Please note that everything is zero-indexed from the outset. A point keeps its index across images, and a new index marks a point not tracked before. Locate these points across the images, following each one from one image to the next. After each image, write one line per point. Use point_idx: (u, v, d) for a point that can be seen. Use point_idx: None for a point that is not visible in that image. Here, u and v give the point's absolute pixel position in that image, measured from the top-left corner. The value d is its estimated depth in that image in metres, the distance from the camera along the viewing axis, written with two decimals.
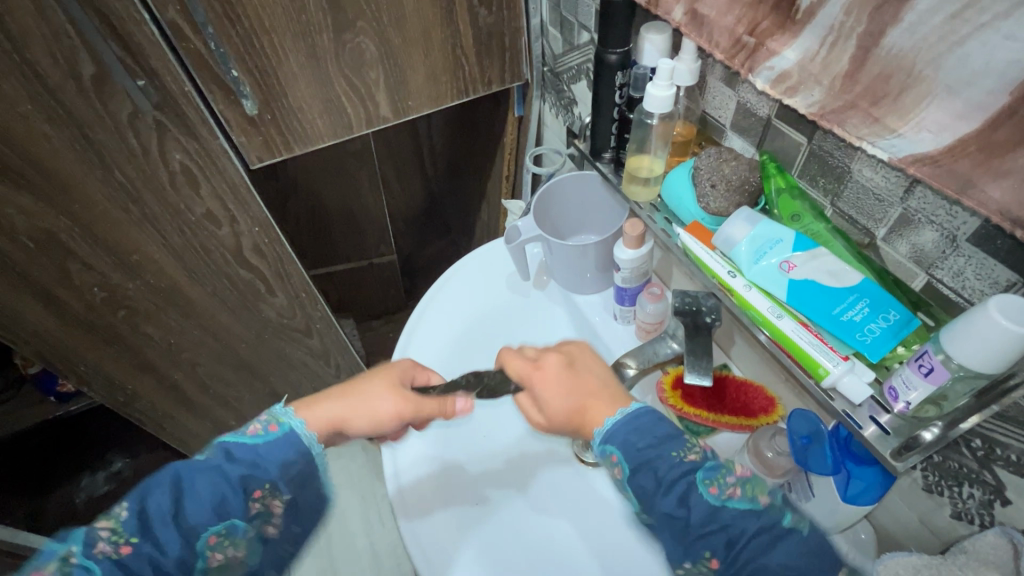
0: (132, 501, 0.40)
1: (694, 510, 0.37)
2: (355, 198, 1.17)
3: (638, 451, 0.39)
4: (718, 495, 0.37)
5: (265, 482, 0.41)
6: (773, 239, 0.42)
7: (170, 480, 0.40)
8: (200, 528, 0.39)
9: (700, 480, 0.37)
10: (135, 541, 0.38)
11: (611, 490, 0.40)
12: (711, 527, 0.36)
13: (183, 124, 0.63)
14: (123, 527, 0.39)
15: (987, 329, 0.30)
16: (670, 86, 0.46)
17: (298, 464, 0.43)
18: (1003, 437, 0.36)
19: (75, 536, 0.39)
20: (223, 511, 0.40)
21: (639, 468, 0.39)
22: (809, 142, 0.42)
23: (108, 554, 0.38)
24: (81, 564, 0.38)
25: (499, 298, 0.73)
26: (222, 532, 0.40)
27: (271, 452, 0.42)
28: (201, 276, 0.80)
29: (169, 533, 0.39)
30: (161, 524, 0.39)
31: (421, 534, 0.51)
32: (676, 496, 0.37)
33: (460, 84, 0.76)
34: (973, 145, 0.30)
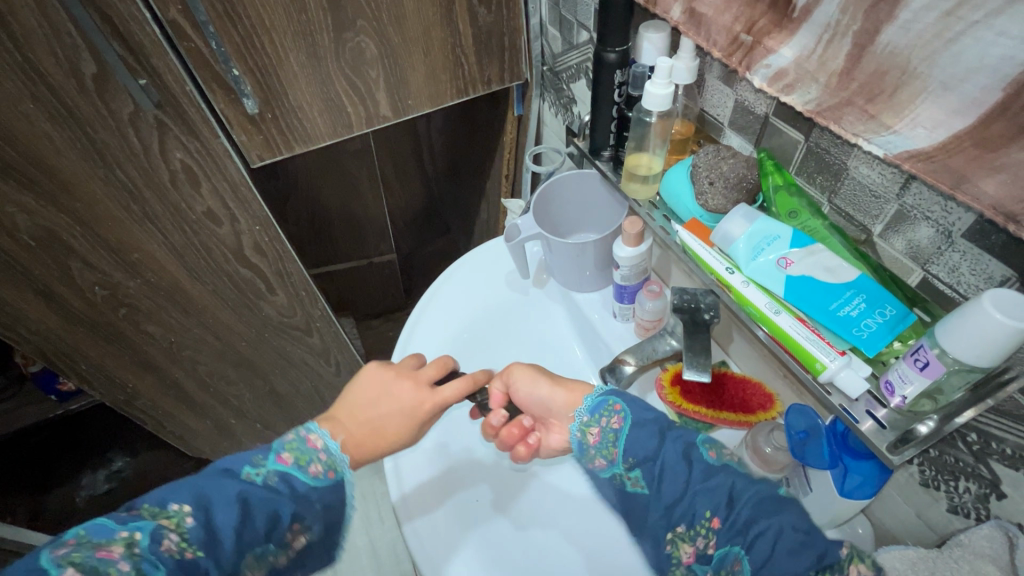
0: (197, 507, 0.40)
1: (696, 467, 0.41)
2: (355, 197, 1.17)
3: (641, 411, 0.44)
4: (715, 456, 0.41)
5: (307, 522, 0.43)
6: (770, 235, 0.42)
7: (236, 498, 0.41)
8: (253, 549, 0.41)
9: (700, 443, 0.42)
10: (197, 555, 0.39)
11: (603, 452, 0.44)
12: (711, 481, 0.40)
13: (184, 123, 0.63)
14: (190, 535, 0.39)
15: (983, 323, 0.30)
16: (669, 85, 0.46)
17: (340, 508, 0.46)
18: (999, 431, 0.36)
19: (140, 523, 0.38)
20: (270, 539, 0.41)
21: (641, 423, 0.44)
22: (806, 140, 0.42)
23: (173, 553, 0.38)
24: (147, 557, 0.37)
25: (498, 296, 0.74)
26: (257, 557, 0.41)
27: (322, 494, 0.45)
28: (201, 275, 0.80)
29: (225, 553, 0.39)
30: (223, 541, 0.39)
31: (422, 532, 0.51)
32: (675, 447, 0.41)
33: (460, 83, 0.77)
34: (967, 141, 0.30)
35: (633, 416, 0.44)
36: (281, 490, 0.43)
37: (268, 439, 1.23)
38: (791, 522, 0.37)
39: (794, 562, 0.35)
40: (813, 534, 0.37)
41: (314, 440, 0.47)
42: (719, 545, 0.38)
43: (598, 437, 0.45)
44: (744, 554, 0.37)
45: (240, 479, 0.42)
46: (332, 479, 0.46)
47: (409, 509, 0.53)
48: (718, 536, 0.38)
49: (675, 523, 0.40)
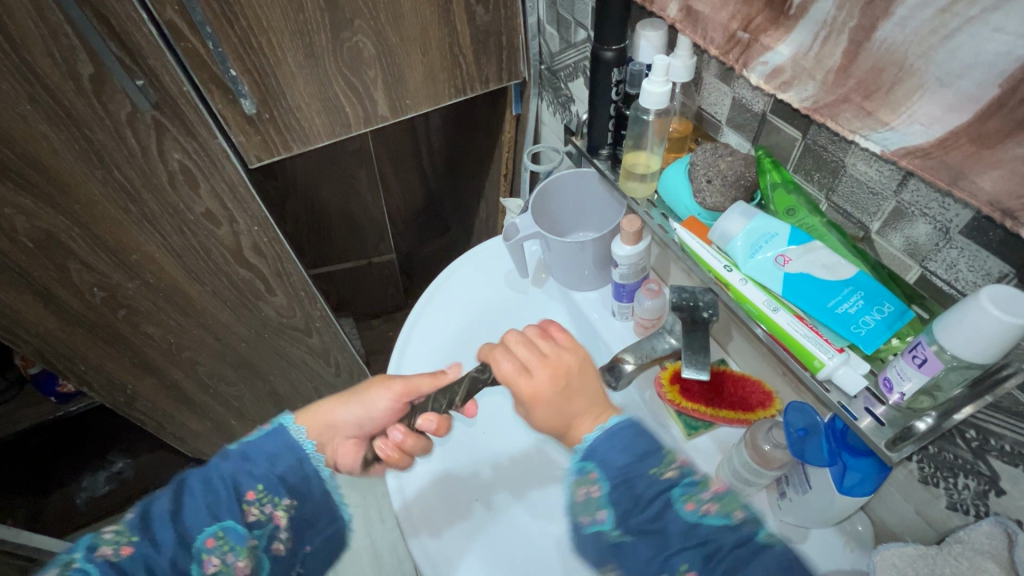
0: (138, 507, 0.48)
1: (672, 524, 0.40)
2: (354, 197, 1.17)
3: (614, 466, 0.42)
4: (694, 511, 0.40)
5: (258, 486, 0.49)
6: (768, 233, 0.42)
7: (173, 487, 0.49)
8: (195, 532, 0.46)
9: (677, 496, 0.40)
10: (135, 541, 0.45)
11: (589, 512, 0.42)
12: (689, 541, 0.39)
13: (182, 124, 0.63)
14: (128, 528, 0.46)
15: (980, 319, 0.30)
16: (666, 82, 0.46)
17: (285, 456, 0.51)
18: (998, 428, 0.36)
19: (79, 544, 0.45)
20: (218, 513, 0.47)
21: (618, 481, 0.41)
22: (804, 137, 0.42)
23: (107, 557, 0.44)
24: (86, 566, 0.43)
25: (498, 296, 0.74)
26: (218, 534, 0.47)
27: (262, 447, 0.51)
28: (200, 276, 0.80)
29: (168, 536, 0.46)
30: (160, 526, 0.46)
31: (431, 547, 0.51)
32: (652, 513, 0.40)
33: (457, 83, 0.77)
34: (963, 137, 0.30)
35: (609, 474, 0.42)
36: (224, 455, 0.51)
37: None
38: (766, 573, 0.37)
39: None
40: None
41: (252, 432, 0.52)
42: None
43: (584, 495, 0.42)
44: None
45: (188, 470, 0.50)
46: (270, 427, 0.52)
47: (414, 524, 0.52)
48: None
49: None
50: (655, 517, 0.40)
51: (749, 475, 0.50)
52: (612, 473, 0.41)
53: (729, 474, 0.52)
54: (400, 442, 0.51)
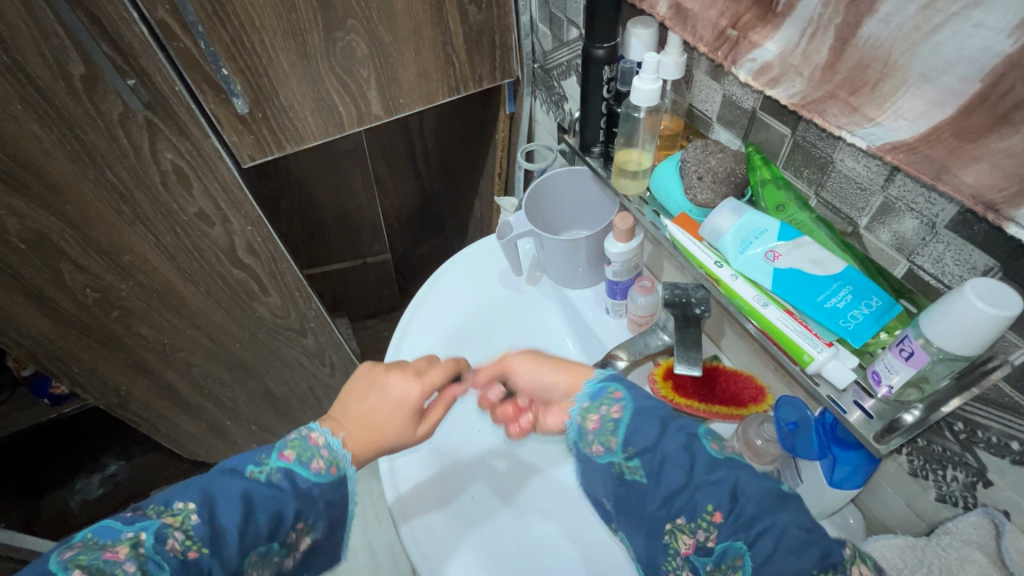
0: (202, 503, 0.40)
1: (699, 457, 0.39)
2: (348, 197, 1.17)
3: (643, 400, 0.43)
4: (719, 449, 0.40)
5: (309, 517, 0.44)
6: (758, 229, 0.42)
7: (240, 493, 0.41)
8: (256, 545, 0.41)
9: (705, 434, 0.41)
10: (202, 550, 0.38)
11: (603, 439, 0.43)
12: (717, 475, 0.38)
13: (174, 124, 0.63)
14: (195, 533, 0.39)
15: (965, 312, 0.30)
16: (656, 80, 0.46)
17: (342, 503, 0.46)
18: (984, 420, 0.36)
19: (145, 523, 0.38)
20: (276, 535, 0.42)
21: (641, 411, 0.42)
22: (792, 134, 0.42)
23: (176, 556, 0.38)
24: (153, 557, 0.37)
25: (491, 294, 0.74)
26: (263, 553, 0.41)
27: (324, 489, 0.45)
28: (194, 276, 0.80)
29: (230, 551, 0.39)
30: (228, 540, 0.39)
31: (419, 532, 0.51)
32: (681, 441, 0.40)
33: (451, 82, 0.77)
34: (946, 131, 0.31)
35: (635, 404, 0.43)
36: (283, 487, 0.43)
37: (264, 440, 1.23)
38: (796, 522, 0.35)
39: (795, 561, 0.34)
40: (816, 531, 0.35)
41: (316, 437, 0.47)
42: (719, 540, 0.36)
43: (597, 423, 0.43)
44: (746, 548, 0.35)
45: (243, 476, 0.43)
46: (334, 475, 0.46)
47: (404, 509, 0.53)
48: (720, 530, 0.36)
49: (674, 514, 0.38)
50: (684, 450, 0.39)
51: None
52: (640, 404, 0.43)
53: None
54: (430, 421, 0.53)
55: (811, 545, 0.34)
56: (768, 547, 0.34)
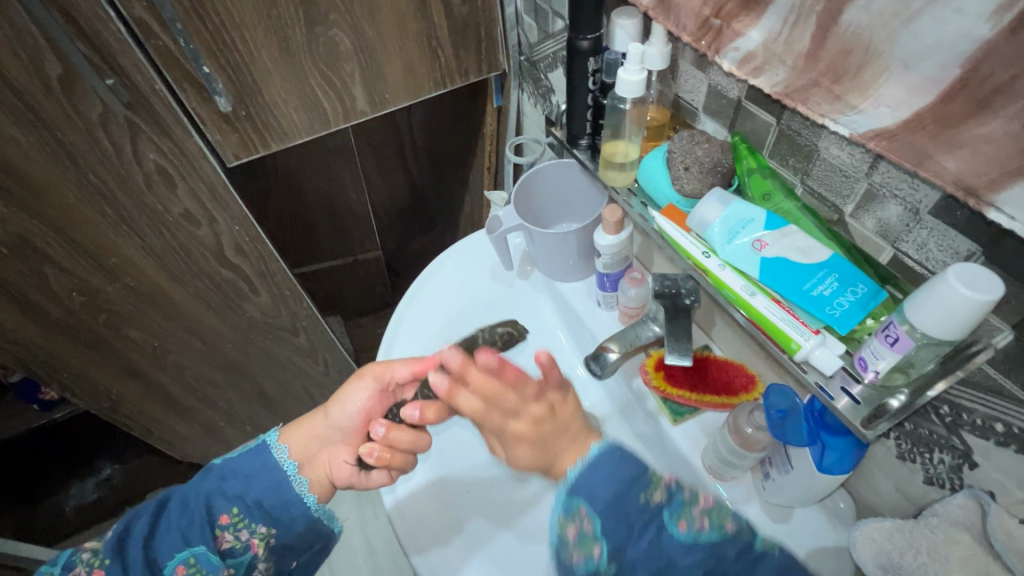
0: (119, 526, 0.50)
1: (671, 551, 0.39)
2: (338, 194, 1.17)
3: (600, 496, 0.41)
4: (687, 531, 0.40)
5: (233, 510, 0.50)
6: (744, 219, 0.42)
7: (153, 507, 0.52)
8: (167, 558, 0.49)
9: (669, 518, 0.40)
10: (106, 564, 0.48)
11: (584, 548, 0.40)
12: (692, 563, 0.39)
13: (156, 124, 0.62)
14: (102, 551, 0.48)
15: (948, 297, 0.31)
16: (642, 70, 0.46)
17: (275, 488, 0.52)
18: (969, 403, 0.37)
19: (59, 560, 0.49)
20: (191, 538, 0.49)
21: (610, 510, 0.40)
22: (777, 123, 0.42)
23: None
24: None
25: (483, 289, 0.74)
26: (191, 560, 0.49)
27: (243, 466, 0.52)
28: (183, 277, 0.80)
29: (137, 559, 0.48)
30: (135, 548, 0.49)
31: (433, 559, 0.50)
32: (647, 541, 0.39)
33: (437, 76, 0.76)
34: (927, 118, 0.31)
35: (597, 510, 0.40)
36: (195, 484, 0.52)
37: None
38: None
39: None
40: None
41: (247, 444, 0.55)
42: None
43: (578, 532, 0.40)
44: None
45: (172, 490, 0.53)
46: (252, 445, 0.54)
47: (417, 541, 0.51)
48: None
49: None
50: (649, 547, 0.39)
51: (732, 459, 0.51)
52: (601, 505, 0.40)
53: (715, 458, 0.53)
54: (384, 438, 0.49)
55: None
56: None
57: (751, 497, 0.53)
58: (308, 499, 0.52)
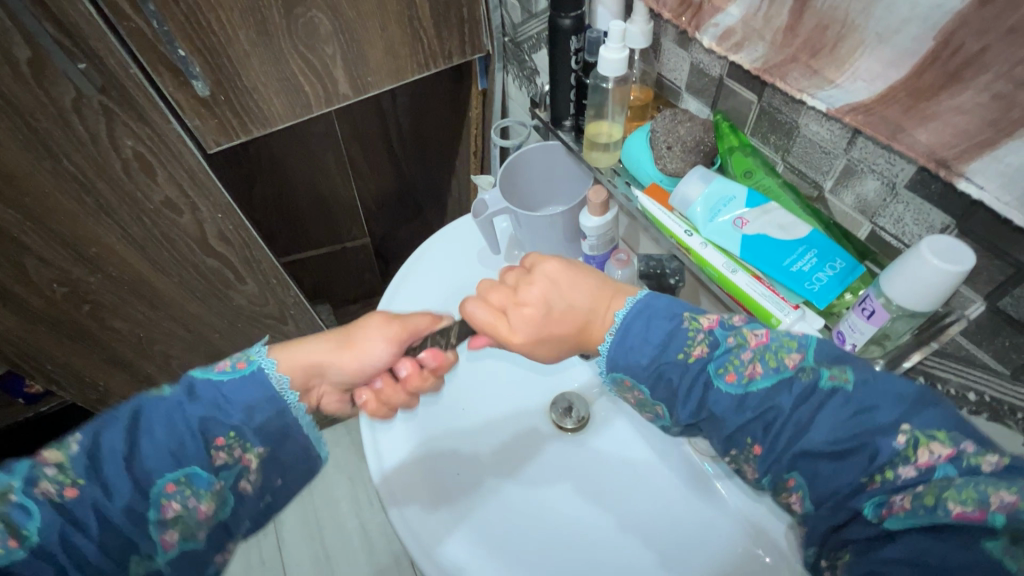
0: (87, 436, 0.40)
1: (719, 407, 0.38)
2: (323, 180, 1.15)
3: (643, 368, 0.41)
4: (737, 382, 0.37)
5: (228, 430, 0.41)
6: (726, 197, 0.43)
7: (128, 414, 0.41)
8: (156, 474, 0.39)
9: (715, 372, 0.38)
10: (80, 484, 0.38)
11: (648, 410, 0.43)
12: (742, 419, 0.36)
13: (132, 109, 0.61)
14: (72, 467, 0.38)
15: (921, 270, 0.31)
16: (624, 48, 0.46)
17: (274, 417, 0.43)
18: (943, 373, 0.38)
19: (17, 469, 0.38)
20: (182, 457, 0.40)
21: (652, 381, 0.41)
22: (758, 100, 0.42)
23: (51, 496, 0.37)
24: (21, 502, 0.37)
25: (471, 273, 0.74)
26: (181, 479, 0.40)
27: (238, 391, 0.43)
28: (166, 266, 0.79)
29: (120, 477, 0.38)
30: (112, 465, 0.38)
31: (414, 518, 0.50)
32: (694, 401, 0.39)
33: (421, 58, 0.75)
34: (902, 91, 0.31)
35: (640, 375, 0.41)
36: (184, 399, 0.41)
37: None
38: (824, 435, 0.33)
39: (844, 474, 0.32)
40: (856, 436, 0.32)
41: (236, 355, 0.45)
42: (763, 471, 0.37)
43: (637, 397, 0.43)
44: (795, 473, 0.34)
45: (148, 396, 0.42)
46: (243, 369, 0.44)
47: (396, 499, 0.51)
48: (761, 461, 0.36)
49: (727, 451, 0.39)
50: (698, 406, 0.39)
51: None
52: (644, 376, 0.41)
53: None
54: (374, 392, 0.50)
55: (850, 452, 0.32)
56: (813, 469, 0.33)
57: None
58: (308, 419, 0.45)
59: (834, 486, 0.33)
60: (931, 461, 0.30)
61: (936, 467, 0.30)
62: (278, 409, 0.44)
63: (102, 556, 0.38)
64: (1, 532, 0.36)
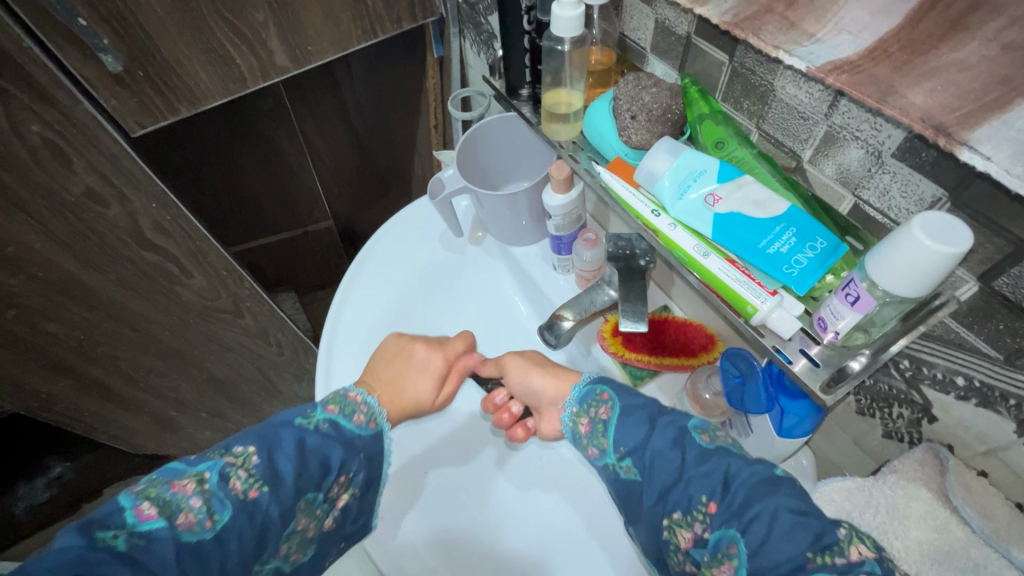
0: (262, 446, 0.42)
1: (688, 450, 0.38)
2: (276, 161, 1.08)
3: (630, 397, 0.44)
4: (710, 440, 0.38)
5: (352, 473, 0.46)
6: (696, 170, 0.38)
7: (294, 442, 0.43)
8: (308, 489, 0.43)
9: (691, 428, 0.39)
10: (262, 491, 0.40)
11: (595, 441, 0.44)
12: (704, 469, 0.36)
13: (31, 89, 0.54)
14: (257, 471, 0.40)
15: (912, 250, 0.28)
16: (579, 5, 0.41)
17: (379, 458, 0.49)
18: (930, 356, 0.35)
19: (208, 463, 0.40)
20: (320, 486, 0.44)
21: (628, 410, 0.42)
22: (730, 61, 0.38)
23: (238, 493, 0.39)
24: (216, 494, 0.38)
25: (433, 257, 0.69)
26: (305, 505, 0.43)
27: (366, 443, 0.48)
28: (99, 264, 0.72)
29: (286, 496, 0.41)
30: (285, 483, 0.41)
31: (387, 539, 0.49)
32: (669, 437, 0.39)
33: (366, 23, 0.68)
34: (893, 44, 0.28)
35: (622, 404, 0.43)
36: (330, 435, 0.45)
37: (217, 426, 1.17)
38: (786, 503, 0.33)
39: (788, 545, 0.31)
40: (810, 514, 0.32)
41: (353, 394, 0.50)
42: (714, 530, 0.34)
43: (589, 426, 0.45)
44: (740, 535, 0.33)
45: (293, 425, 0.44)
46: (374, 429, 0.49)
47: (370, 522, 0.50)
48: (714, 520, 0.34)
49: (670, 509, 0.37)
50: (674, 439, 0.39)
51: None
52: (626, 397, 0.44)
53: None
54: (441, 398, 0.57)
55: (802, 526, 0.31)
56: (761, 533, 0.32)
57: None
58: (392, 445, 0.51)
59: (777, 559, 0.31)
60: (859, 558, 0.30)
61: (863, 563, 0.30)
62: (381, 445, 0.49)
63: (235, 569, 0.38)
64: (199, 513, 0.37)
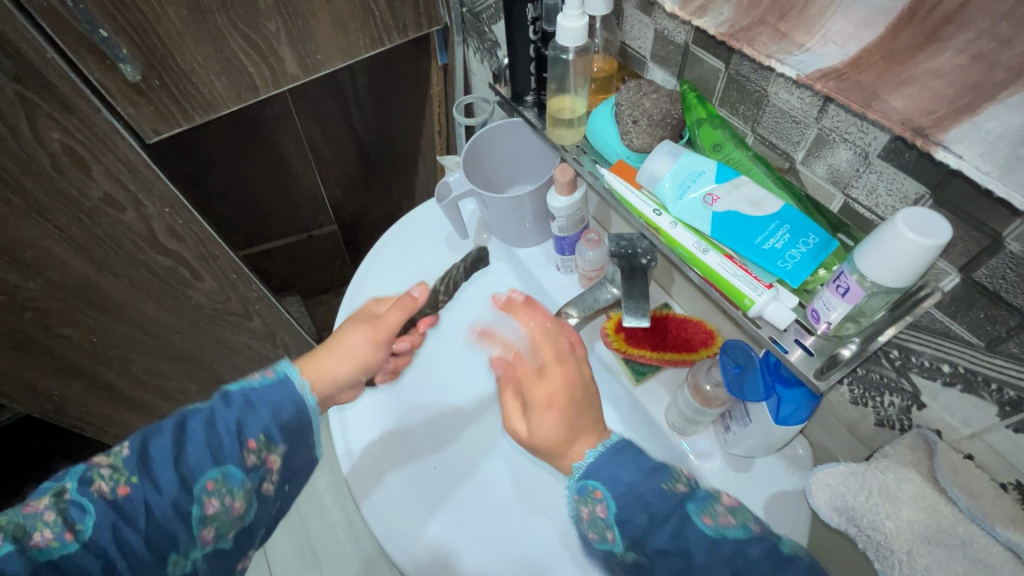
0: (135, 441, 0.41)
1: (694, 545, 0.35)
2: (282, 167, 1.10)
3: (621, 487, 0.38)
4: (714, 524, 0.36)
5: (261, 434, 0.42)
6: (695, 171, 0.41)
7: (173, 424, 0.42)
8: (199, 474, 0.40)
9: (696, 512, 0.36)
10: (133, 483, 0.39)
11: (597, 531, 0.38)
12: (716, 560, 0.35)
13: (53, 99, 0.56)
14: (123, 465, 0.40)
15: (898, 244, 0.30)
16: (583, 16, 0.43)
17: (291, 407, 0.44)
18: (917, 346, 0.37)
19: (71, 474, 0.40)
20: (220, 456, 0.41)
21: (627, 502, 0.37)
22: (726, 68, 0.40)
23: (104, 493, 0.39)
24: (75, 502, 0.39)
25: (440, 260, 0.71)
26: (218, 478, 0.41)
27: (266, 397, 0.44)
28: (114, 267, 0.74)
29: (168, 476, 0.40)
30: (161, 466, 0.40)
31: (379, 503, 0.49)
32: (669, 530, 0.36)
33: (373, 32, 0.70)
34: (876, 54, 0.30)
35: (617, 496, 0.38)
36: (214, 404, 0.43)
37: None
38: None
39: None
40: None
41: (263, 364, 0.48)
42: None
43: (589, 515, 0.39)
44: None
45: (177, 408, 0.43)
46: (273, 378, 0.45)
47: (364, 486, 0.50)
48: None
49: None
50: (676, 534, 0.36)
51: (692, 416, 0.51)
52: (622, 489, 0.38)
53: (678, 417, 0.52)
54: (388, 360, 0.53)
55: None
56: None
57: (713, 451, 0.52)
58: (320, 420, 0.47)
59: None
60: None
61: None
62: (291, 394, 0.45)
63: (148, 551, 0.39)
64: (58, 528, 0.38)
